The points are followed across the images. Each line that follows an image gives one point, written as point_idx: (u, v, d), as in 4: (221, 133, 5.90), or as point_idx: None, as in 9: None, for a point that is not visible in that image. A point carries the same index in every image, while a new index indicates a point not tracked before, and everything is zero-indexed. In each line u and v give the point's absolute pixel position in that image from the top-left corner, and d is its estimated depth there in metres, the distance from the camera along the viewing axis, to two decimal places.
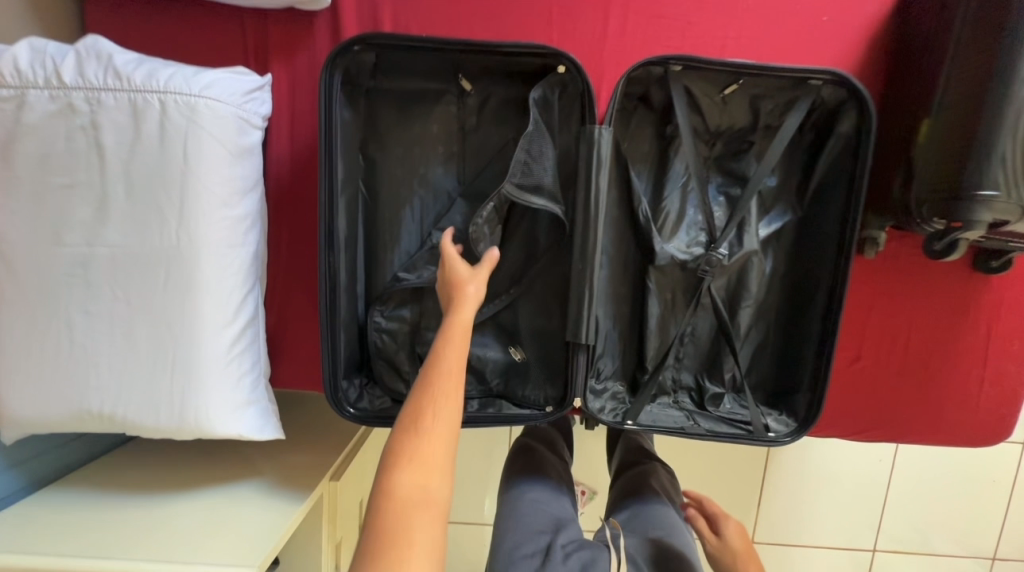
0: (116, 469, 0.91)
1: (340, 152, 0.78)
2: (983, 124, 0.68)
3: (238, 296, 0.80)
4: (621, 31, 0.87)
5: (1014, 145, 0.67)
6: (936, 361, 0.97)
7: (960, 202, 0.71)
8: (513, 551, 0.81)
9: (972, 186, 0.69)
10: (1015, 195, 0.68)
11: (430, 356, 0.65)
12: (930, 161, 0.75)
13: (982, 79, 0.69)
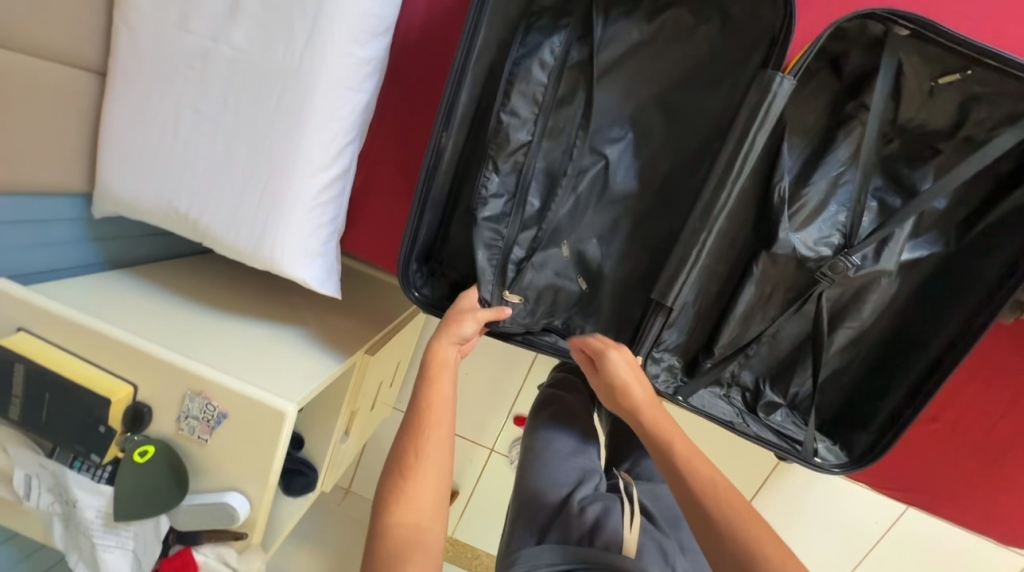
0: (176, 273, 0.94)
1: (488, 16, 0.71)
2: None
3: (340, 142, 0.76)
4: None
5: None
6: (1016, 452, 0.89)
7: None
8: (533, 509, 0.81)
9: None
10: None
11: (414, 411, 0.69)
12: None
13: None
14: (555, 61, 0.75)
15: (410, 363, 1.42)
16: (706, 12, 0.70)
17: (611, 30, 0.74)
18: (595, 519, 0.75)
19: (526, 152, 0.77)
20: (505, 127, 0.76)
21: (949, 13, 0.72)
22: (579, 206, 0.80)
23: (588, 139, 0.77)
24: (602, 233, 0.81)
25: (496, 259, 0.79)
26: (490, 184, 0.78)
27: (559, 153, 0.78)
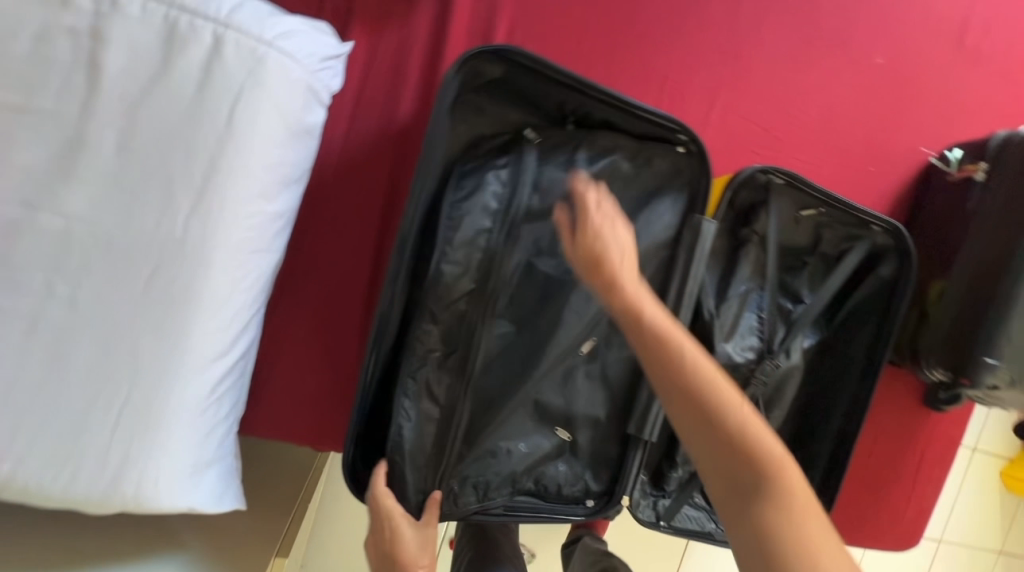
0: None
1: (428, 166, 0.64)
2: (993, 308, 0.81)
3: (243, 317, 0.58)
4: (718, 126, 0.88)
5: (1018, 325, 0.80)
6: (883, 476, 1.11)
7: (967, 360, 0.83)
8: None
9: (979, 351, 0.82)
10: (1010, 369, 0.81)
11: None
12: (938, 319, 0.89)
13: (997, 268, 0.82)
14: (497, 203, 0.73)
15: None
16: (639, 163, 0.75)
17: (548, 176, 0.75)
18: None
19: (467, 302, 0.75)
20: (445, 279, 0.71)
21: (789, 157, 0.93)
22: (527, 357, 0.75)
23: (537, 267, 0.75)
24: (566, 378, 0.76)
25: (433, 427, 0.72)
26: (430, 336, 0.73)
27: (499, 290, 0.74)
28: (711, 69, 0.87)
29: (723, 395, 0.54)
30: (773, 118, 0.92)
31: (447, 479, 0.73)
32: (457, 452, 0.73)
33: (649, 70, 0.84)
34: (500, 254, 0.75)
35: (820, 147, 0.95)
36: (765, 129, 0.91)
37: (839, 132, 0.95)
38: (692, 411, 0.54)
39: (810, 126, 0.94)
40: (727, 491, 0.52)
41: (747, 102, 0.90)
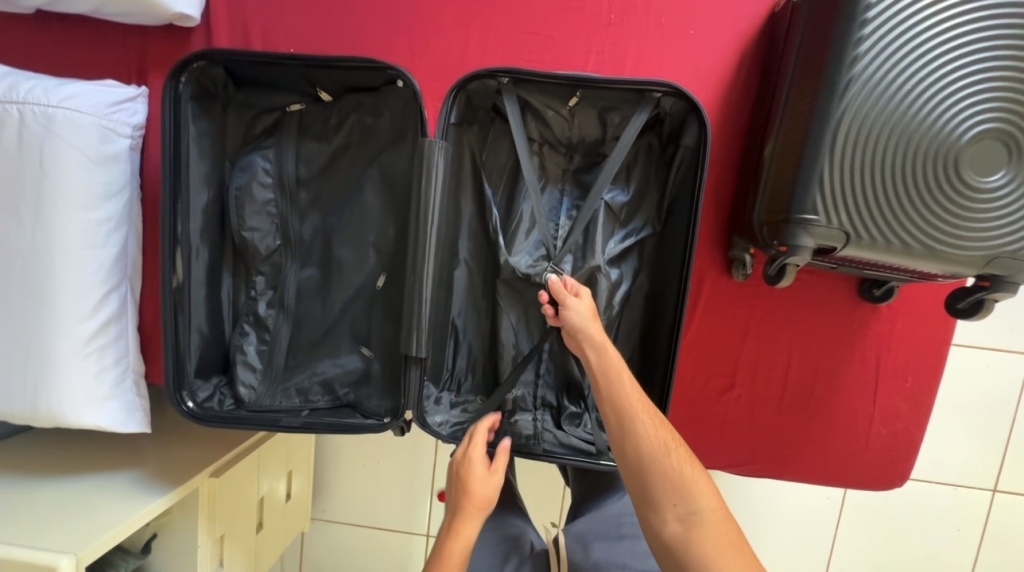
0: (15, 448, 1.02)
1: (193, 162, 0.83)
2: (806, 151, 0.65)
3: (97, 292, 0.85)
4: (481, 47, 0.87)
5: (829, 168, 0.64)
6: (820, 395, 0.90)
7: (787, 225, 0.67)
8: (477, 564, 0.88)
9: (797, 209, 0.66)
10: (834, 221, 0.65)
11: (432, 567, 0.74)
12: (768, 177, 0.72)
13: (809, 100, 0.66)
14: (271, 169, 0.88)
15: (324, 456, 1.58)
16: (380, 112, 0.85)
17: (307, 142, 0.88)
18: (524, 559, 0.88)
19: (280, 254, 0.91)
20: (246, 239, 0.89)
21: (576, 52, 0.86)
22: (318, 287, 0.92)
23: (325, 222, 0.91)
24: (368, 308, 0.90)
25: (265, 349, 0.90)
26: (258, 285, 0.92)
27: (295, 244, 0.91)
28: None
29: (655, 435, 0.68)
30: (544, 17, 0.86)
31: (270, 390, 0.89)
32: (283, 369, 0.90)
33: (395, 19, 0.88)
34: (293, 219, 0.90)
35: (613, 29, 0.85)
36: (538, 33, 0.86)
37: (633, 6, 0.84)
38: (651, 421, 0.69)
39: (594, 11, 0.85)
40: (643, 511, 0.68)
41: (509, 11, 0.86)
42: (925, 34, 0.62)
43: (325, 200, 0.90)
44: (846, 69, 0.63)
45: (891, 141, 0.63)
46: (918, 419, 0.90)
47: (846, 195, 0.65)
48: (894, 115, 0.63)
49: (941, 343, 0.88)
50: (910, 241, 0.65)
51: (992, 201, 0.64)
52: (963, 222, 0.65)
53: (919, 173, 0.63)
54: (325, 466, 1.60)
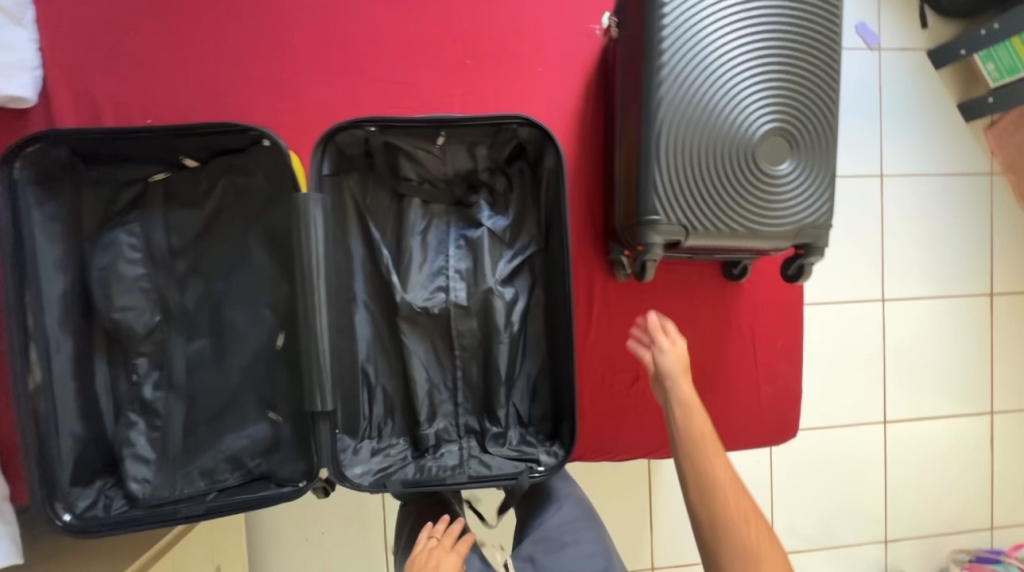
0: None
1: (42, 249, 0.77)
2: (640, 162, 0.75)
3: None
4: (350, 100, 0.91)
5: (659, 171, 0.74)
6: (713, 370, 1.00)
7: (638, 228, 0.77)
8: None
9: (642, 212, 0.76)
10: (673, 218, 0.75)
11: None
12: (619, 188, 0.82)
13: (635, 119, 0.77)
14: (140, 244, 0.83)
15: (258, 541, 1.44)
16: (252, 172, 0.84)
17: (178, 212, 0.84)
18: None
19: (162, 330, 0.86)
20: (120, 321, 0.83)
21: (442, 95, 0.92)
22: (213, 358, 0.87)
23: (211, 289, 0.87)
24: (270, 369, 0.86)
25: (157, 435, 0.83)
26: (140, 367, 0.85)
27: (179, 318, 0.86)
28: (320, 55, 0.90)
29: (726, 493, 0.76)
30: (407, 67, 0.92)
31: (169, 478, 0.82)
32: (182, 451, 0.83)
33: (258, 81, 0.89)
34: (174, 292, 0.86)
35: (472, 72, 0.93)
36: (403, 82, 0.92)
37: (486, 51, 0.93)
38: (732, 490, 0.77)
39: (451, 58, 0.92)
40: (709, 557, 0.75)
41: (373, 66, 0.91)
42: (711, 56, 0.75)
43: (207, 267, 0.86)
44: (658, 88, 0.74)
45: (702, 144, 0.75)
46: (794, 374, 1.03)
47: (677, 193, 0.75)
48: (701, 124, 0.75)
49: (795, 304, 1.02)
50: (733, 226, 0.76)
51: (787, 186, 0.77)
52: (774, 205, 0.77)
53: (731, 170, 0.75)
54: (262, 551, 1.46)
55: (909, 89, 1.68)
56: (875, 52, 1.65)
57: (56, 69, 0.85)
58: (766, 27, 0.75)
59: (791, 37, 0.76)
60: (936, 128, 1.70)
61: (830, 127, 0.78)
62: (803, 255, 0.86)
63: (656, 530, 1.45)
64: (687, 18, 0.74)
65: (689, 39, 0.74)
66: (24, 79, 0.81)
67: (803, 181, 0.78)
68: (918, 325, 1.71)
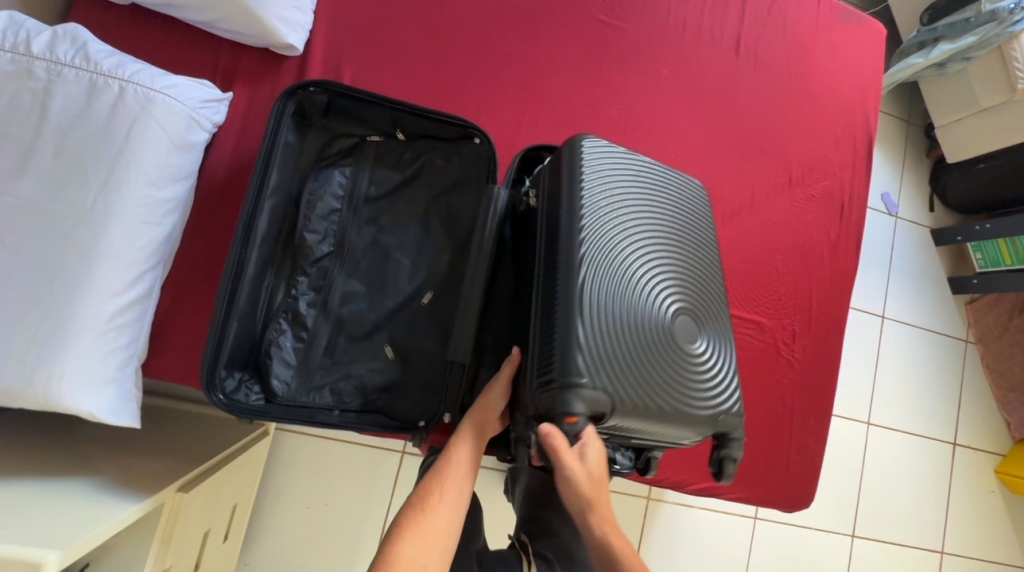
0: None
1: (277, 166, 0.92)
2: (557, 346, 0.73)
3: (136, 269, 0.84)
4: (533, 128, 1.12)
5: (585, 338, 0.72)
6: (755, 429, 1.17)
7: (559, 398, 0.71)
8: None
9: (568, 378, 0.71)
10: (597, 388, 0.72)
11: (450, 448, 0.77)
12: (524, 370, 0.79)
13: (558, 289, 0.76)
14: (345, 185, 0.99)
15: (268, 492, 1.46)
16: (450, 158, 1.03)
17: (381, 170, 1.01)
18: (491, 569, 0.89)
19: (329, 261, 0.98)
20: (305, 241, 0.96)
21: None
22: (364, 296, 0.99)
23: (382, 238, 1.01)
24: (411, 320, 0.99)
25: (302, 347, 0.94)
26: (300, 286, 0.96)
27: (347, 253, 0.99)
28: (523, 87, 1.12)
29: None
30: (583, 118, 1.15)
31: (303, 387, 0.92)
32: (318, 366, 0.94)
33: (469, 91, 1.09)
34: (350, 233, 0.99)
35: (629, 137, 1.16)
36: (577, 127, 1.14)
37: (644, 125, 1.17)
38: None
39: (617, 122, 1.16)
40: None
41: (558, 109, 1.13)
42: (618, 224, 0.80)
43: (385, 221, 1.01)
44: (584, 261, 0.76)
45: (626, 322, 0.76)
46: (817, 450, 1.19)
47: (604, 366, 0.72)
48: (615, 299, 0.76)
49: (828, 392, 1.22)
50: (650, 405, 0.74)
51: (710, 370, 0.80)
52: (699, 391, 0.78)
53: (664, 351, 0.77)
54: (263, 508, 1.46)
55: (914, 255, 2.05)
56: (893, 218, 2.04)
57: (320, 32, 1.03)
58: (678, 223, 0.88)
59: (700, 233, 0.88)
60: (929, 291, 2.06)
61: (727, 328, 0.86)
62: (718, 447, 0.85)
63: None
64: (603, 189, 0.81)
65: (618, 210, 0.81)
66: (301, 34, 0.99)
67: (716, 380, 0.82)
68: (892, 454, 1.95)
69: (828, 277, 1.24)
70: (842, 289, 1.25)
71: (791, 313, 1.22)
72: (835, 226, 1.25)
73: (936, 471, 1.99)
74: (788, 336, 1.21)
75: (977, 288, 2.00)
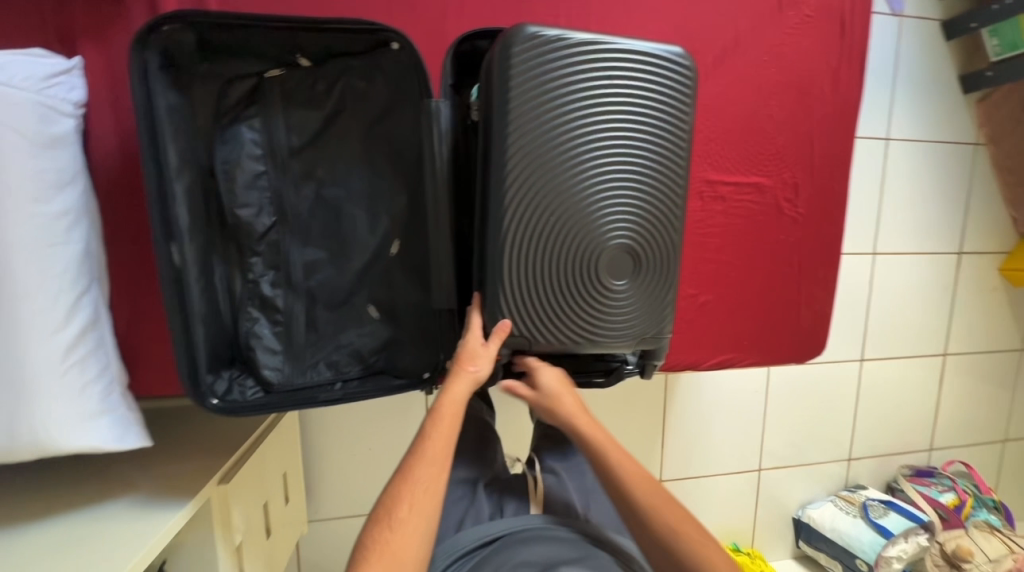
0: None
1: (170, 139, 0.76)
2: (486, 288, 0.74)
3: (68, 298, 0.75)
4: (460, 11, 0.91)
5: (505, 285, 0.73)
6: (763, 295, 1.14)
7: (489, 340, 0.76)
8: (448, 505, 0.90)
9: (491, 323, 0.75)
10: (519, 333, 0.75)
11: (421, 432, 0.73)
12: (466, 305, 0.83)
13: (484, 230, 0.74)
14: (261, 142, 0.84)
15: (312, 454, 1.54)
16: (372, 77, 0.85)
17: (297, 112, 0.85)
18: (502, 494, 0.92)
19: (276, 233, 0.87)
20: (242, 218, 0.85)
21: (548, 15, 0.94)
22: (327, 262, 0.90)
23: (325, 192, 0.88)
24: (386, 275, 0.91)
25: (282, 331, 0.88)
26: (255, 268, 0.87)
27: (291, 220, 0.87)
28: None
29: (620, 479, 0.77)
30: None
31: (298, 368, 0.89)
32: (306, 344, 0.89)
33: None
34: (288, 196, 0.87)
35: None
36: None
37: None
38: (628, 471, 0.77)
39: None
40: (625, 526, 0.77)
41: None
42: (559, 151, 0.71)
43: (321, 173, 0.88)
44: (509, 202, 0.71)
45: (555, 261, 0.73)
46: (828, 300, 1.17)
47: (524, 296, 0.74)
48: (548, 238, 0.73)
49: (837, 239, 1.15)
50: (568, 337, 0.76)
51: (644, 297, 0.78)
52: (635, 317, 0.78)
53: (601, 282, 0.75)
54: (313, 468, 1.56)
55: (921, 59, 1.83)
56: (897, 18, 1.77)
57: None
58: (637, 135, 0.74)
59: (661, 143, 0.76)
60: (938, 97, 1.87)
61: (674, 252, 0.79)
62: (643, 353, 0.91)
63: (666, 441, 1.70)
64: (539, 110, 0.70)
65: (555, 120, 0.71)
66: None
67: (649, 310, 0.80)
68: (900, 277, 1.96)
69: (830, 111, 1.10)
70: (846, 123, 1.11)
71: (791, 164, 1.10)
72: (834, 48, 1.07)
73: (942, 282, 2.02)
74: (789, 191, 1.11)
75: (991, 81, 1.81)
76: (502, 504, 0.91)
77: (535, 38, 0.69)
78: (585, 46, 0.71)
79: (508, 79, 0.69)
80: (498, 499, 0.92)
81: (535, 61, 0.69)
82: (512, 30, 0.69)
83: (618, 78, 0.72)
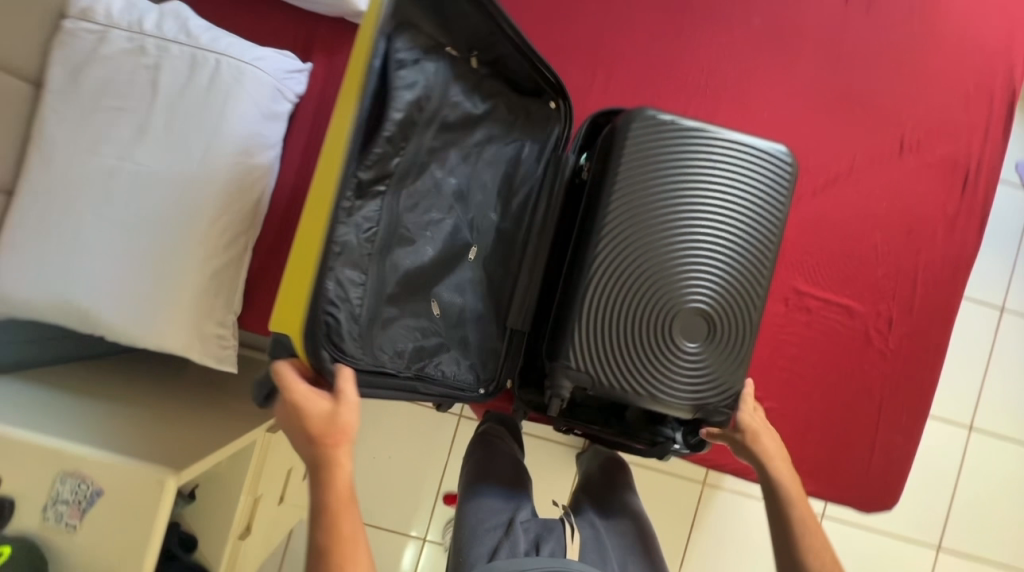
0: (82, 369, 1.00)
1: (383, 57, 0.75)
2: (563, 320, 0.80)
3: (233, 231, 0.92)
4: (602, 92, 1.07)
5: (581, 322, 0.78)
6: (834, 422, 1.08)
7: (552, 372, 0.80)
8: (482, 532, 0.91)
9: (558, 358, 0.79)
10: (582, 371, 0.78)
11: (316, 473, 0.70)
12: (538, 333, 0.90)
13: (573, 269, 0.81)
14: (416, 98, 0.80)
15: None
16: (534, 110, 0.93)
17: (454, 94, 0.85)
18: (539, 532, 0.91)
19: (388, 193, 0.81)
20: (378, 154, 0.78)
21: (677, 111, 1.07)
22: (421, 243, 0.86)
23: (445, 179, 0.86)
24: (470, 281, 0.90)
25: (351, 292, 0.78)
26: (360, 215, 0.78)
27: (416, 189, 0.84)
28: (593, 49, 1.07)
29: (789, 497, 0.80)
30: (656, 80, 1.07)
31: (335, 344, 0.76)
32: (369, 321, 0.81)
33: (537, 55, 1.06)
34: None
35: (707, 101, 1.08)
36: (649, 91, 1.07)
37: (725, 87, 1.08)
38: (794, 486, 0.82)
39: (695, 84, 1.08)
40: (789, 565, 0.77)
41: (630, 71, 1.07)
42: (658, 215, 0.78)
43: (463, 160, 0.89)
44: (600, 248, 0.78)
45: (632, 311, 0.78)
46: (908, 451, 1.07)
47: (597, 335, 0.78)
48: (630, 288, 0.78)
49: (930, 388, 1.08)
50: (629, 387, 0.78)
51: (710, 366, 0.79)
52: (699, 385, 0.79)
53: (671, 341, 0.78)
54: None
55: None
56: None
57: None
58: (733, 216, 0.80)
59: (755, 227, 0.81)
60: None
61: (751, 330, 0.80)
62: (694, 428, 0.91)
63: (686, 557, 1.54)
64: (646, 177, 0.79)
65: (659, 189, 0.79)
66: None
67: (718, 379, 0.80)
68: (999, 466, 1.71)
69: (940, 258, 1.09)
70: (957, 273, 1.09)
71: (889, 297, 1.08)
72: (953, 199, 1.09)
73: None
74: (883, 323, 1.08)
75: None
76: (540, 542, 0.89)
77: (653, 120, 0.80)
78: (695, 133, 0.80)
79: (640, 132, 0.80)
80: (534, 536, 0.91)
81: (665, 127, 0.80)
82: (634, 110, 0.81)
83: (721, 163, 0.80)
